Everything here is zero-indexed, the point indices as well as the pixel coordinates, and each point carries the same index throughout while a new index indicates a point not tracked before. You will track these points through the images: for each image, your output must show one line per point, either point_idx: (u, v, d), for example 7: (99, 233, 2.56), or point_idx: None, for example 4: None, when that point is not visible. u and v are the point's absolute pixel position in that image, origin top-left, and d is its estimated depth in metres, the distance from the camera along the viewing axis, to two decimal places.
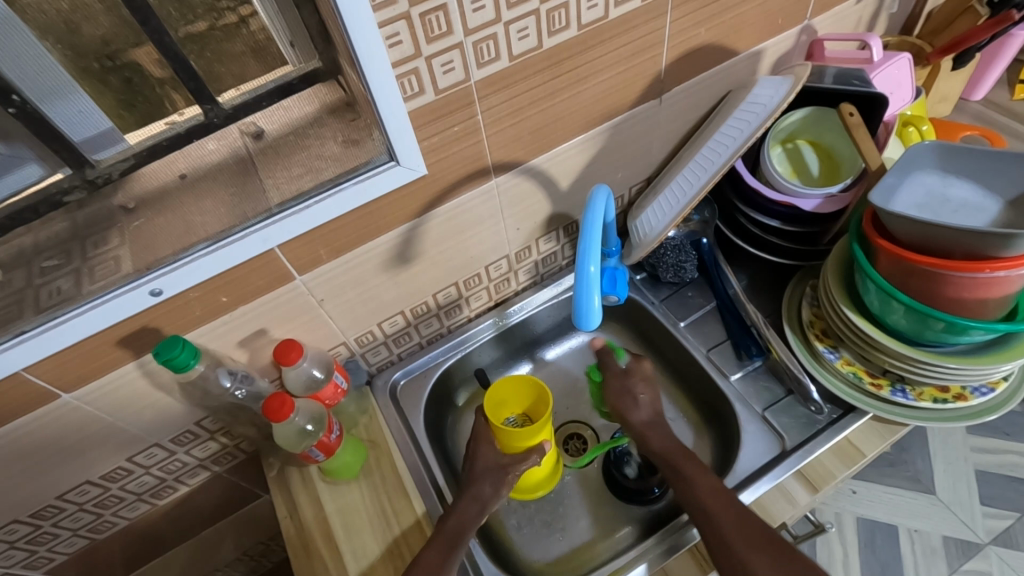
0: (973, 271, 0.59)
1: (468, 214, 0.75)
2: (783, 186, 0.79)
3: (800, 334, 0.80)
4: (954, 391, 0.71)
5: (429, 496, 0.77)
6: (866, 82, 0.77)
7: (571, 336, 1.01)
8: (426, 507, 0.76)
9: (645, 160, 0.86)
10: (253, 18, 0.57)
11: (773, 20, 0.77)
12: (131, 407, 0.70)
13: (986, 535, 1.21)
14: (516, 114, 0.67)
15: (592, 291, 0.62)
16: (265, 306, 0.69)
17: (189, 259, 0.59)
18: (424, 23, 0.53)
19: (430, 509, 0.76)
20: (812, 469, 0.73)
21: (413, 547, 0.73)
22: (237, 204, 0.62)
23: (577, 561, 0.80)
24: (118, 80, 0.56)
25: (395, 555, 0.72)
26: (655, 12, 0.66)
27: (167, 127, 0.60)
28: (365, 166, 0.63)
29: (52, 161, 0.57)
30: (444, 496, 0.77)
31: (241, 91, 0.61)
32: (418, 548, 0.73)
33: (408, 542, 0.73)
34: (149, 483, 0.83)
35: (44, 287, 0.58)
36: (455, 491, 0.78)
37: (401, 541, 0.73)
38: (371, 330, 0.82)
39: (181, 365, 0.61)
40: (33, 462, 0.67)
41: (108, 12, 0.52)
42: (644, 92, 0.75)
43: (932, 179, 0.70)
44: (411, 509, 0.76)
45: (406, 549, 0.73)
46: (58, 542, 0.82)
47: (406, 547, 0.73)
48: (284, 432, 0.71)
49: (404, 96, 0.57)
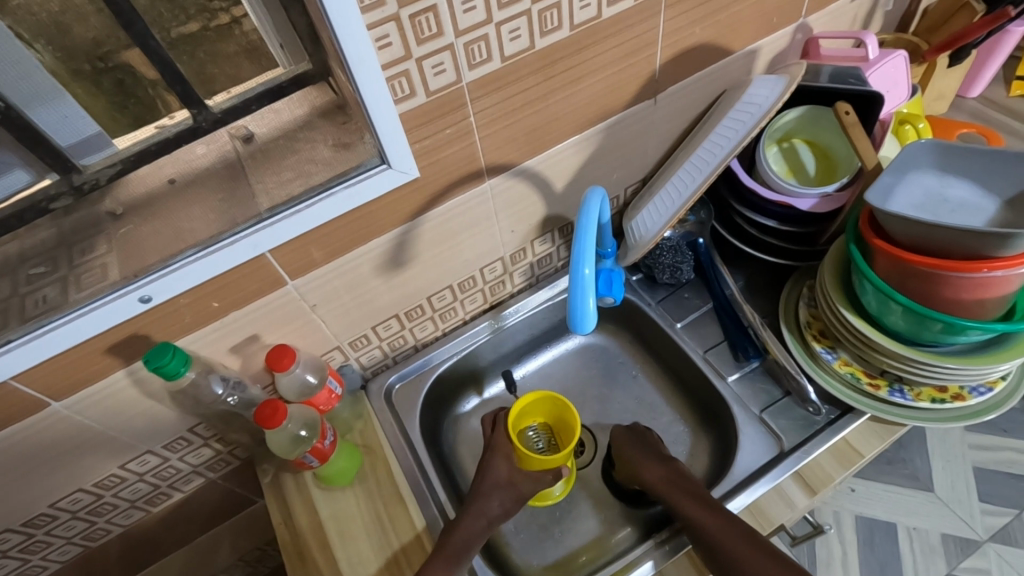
0: (971, 271, 0.58)
1: (460, 218, 0.74)
2: (780, 186, 0.78)
3: (797, 335, 0.80)
4: (952, 391, 0.71)
5: (427, 506, 0.76)
6: (864, 81, 0.76)
7: (567, 339, 1.00)
8: (425, 518, 0.75)
9: (640, 160, 0.85)
10: (245, 18, 0.56)
11: (768, 18, 0.77)
12: (122, 415, 0.69)
13: (985, 533, 1.21)
14: (509, 116, 0.66)
15: (586, 294, 0.62)
16: (256, 311, 0.68)
17: (176, 266, 0.58)
18: (415, 24, 0.52)
19: (429, 520, 0.75)
20: (811, 472, 0.72)
21: (413, 559, 0.72)
22: (226, 210, 0.61)
23: (576, 564, 0.80)
24: (109, 82, 0.55)
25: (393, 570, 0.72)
26: (650, 11, 0.66)
27: (157, 131, 0.60)
28: (355, 170, 0.62)
29: (40, 167, 0.56)
30: (445, 510, 0.77)
31: (231, 94, 0.61)
32: (418, 561, 0.72)
33: (407, 555, 0.72)
34: (143, 490, 0.82)
35: (30, 296, 0.57)
36: (458, 506, 0.77)
37: (400, 553, 0.73)
38: (365, 334, 0.82)
39: (171, 373, 0.60)
40: (22, 471, 0.67)
41: (98, 14, 0.51)
42: (639, 92, 0.74)
43: (930, 178, 0.69)
44: (410, 522, 0.75)
45: (404, 560, 0.72)
46: (52, 550, 0.81)
47: (405, 558, 0.72)
48: (276, 439, 0.71)
49: (396, 98, 0.56)
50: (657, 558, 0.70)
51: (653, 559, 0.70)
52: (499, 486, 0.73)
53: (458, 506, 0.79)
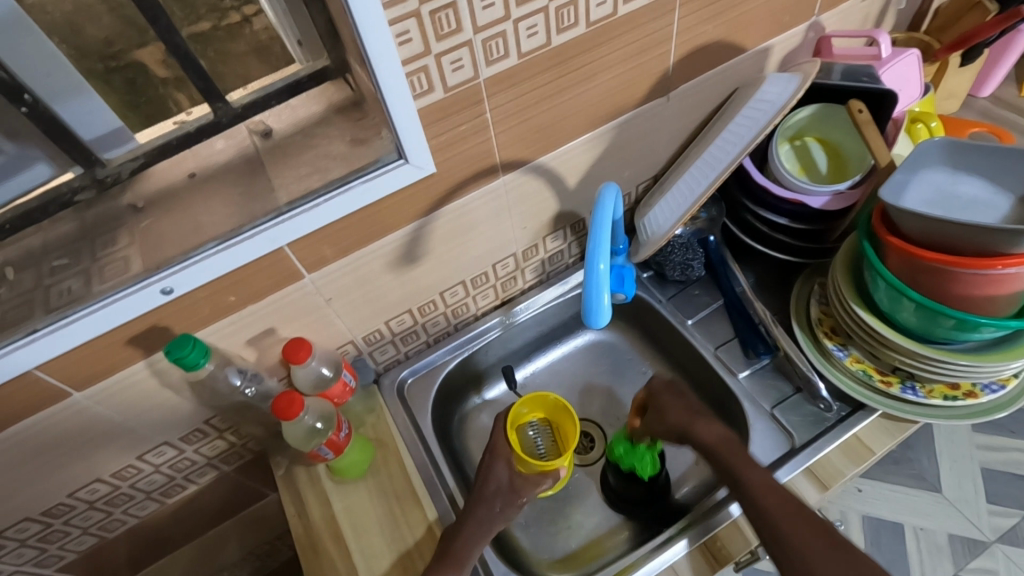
0: (985, 268, 0.59)
1: (473, 214, 0.75)
2: (794, 185, 0.79)
3: (808, 332, 0.80)
4: (964, 389, 0.71)
5: (440, 499, 0.77)
6: (876, 78, 0.77)
7: (578, 335, 1.00)
8: (437, 511, 0.75)
9: (652, 158, 0.86)
10: (257, 16, 0.59)
11: (781, 16, 0.77)
12: (140, 406, 0.70)
13: (992, 534, 1.20)
14: (524, 112, 0.67)
15: (602, 290, 0.63)
16: (273, 305, 0.69)
17: (198, 257, 0.58)
18: (434, 20, 0.53)
19: (441, 513, 0.75)
20: (822, 468, 0.73)
21: (425, 552, 0.72)
22: (246, 203, 0.61)
23: (585, 559, 0.80)
24: (120, 81, 0.57)
25: (407, 567, 0.72)
26: (664, 9, 0.66)
27: (174, 126, 0.62)
28: (373, 165, 0.62)
29: (62, 161, 0.58)
30: (456, 502, 0.77)
31: (249, 90, 0.63)
32: (430, 553, 0.72)
33: (420, 549, 0.73)
34: (158, 482, 0.83)
35: (54, 288, 0.58)
36: (467, 497, 0.78)
37: (412, 548, 0.73)
38: (378, 329, 0.82)
39: (191, 364, 0.61)
40: (43, 461, 0.68)
41: (112, 13, 0.53)
42: (652, 90, 0.75)
43: (943, 176, 0.69)
44: (423, 516, 0.75)
45: (418, 554, 0.72)
46: (68, 540, 0.82)
47: (418, 551, 0.73)
48: (293, 431, 0.72)
49: (414, 94, 0.57)
50: (694, 534, 0.71)
51: (688, 538, 0.70)
52: (505, 491, 0.72)
53: (467, 495, 0.80)
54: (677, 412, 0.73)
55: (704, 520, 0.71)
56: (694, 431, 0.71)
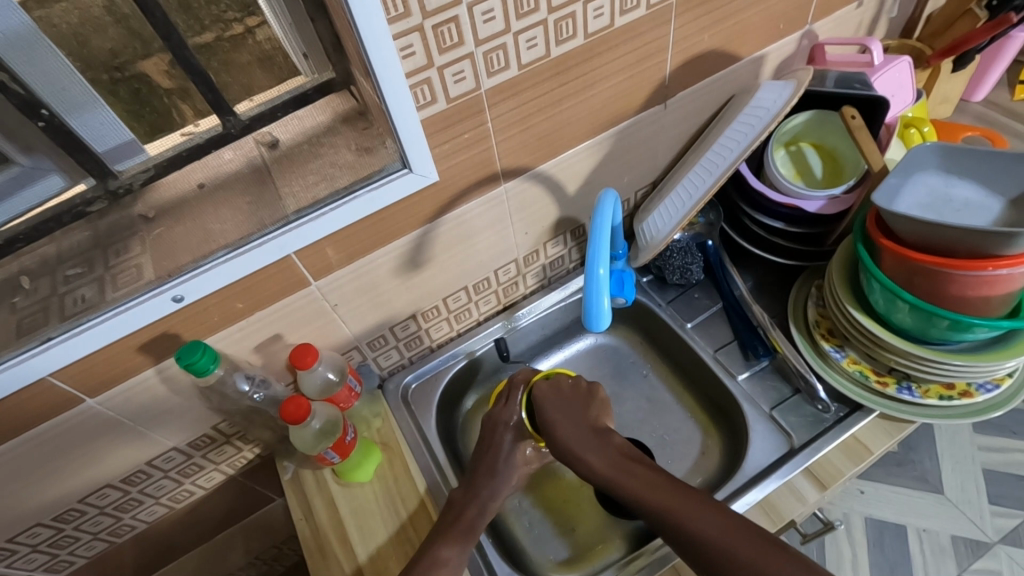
0: (977, 269, 0.60)
1: (473, 222, 0.76)
2: (788, 189, 0.80)
3: (806, 334, 0.81)
4: (959, 388, 0.72)
5: (428, 471, 0.81)
6: (868, 85, 0.79)
7: (579, 339, 1.02)
8: (427, 483, 0.79)
9: (650, 165, 0.87)
10: (260, 27, 0.57)
11: (775, 25, 0.79)
12: (150, 413, 0.72)
13: (995, 535, 1.21)
14: (525, 121, 0.68)
15: (601, 293, 0.65)
16: (280, 312, 0.71)
17: (208, 266, 0.61)
18: (437, 34, 0.55)
19: (431, 484, 0.79)
20: (822, 468, 0.74)
21: (420, 527, 0.76)
22: (254, 212, 0.63)
23: (591, 558, 0.81)
24: (126, 91, 0.56)
25: (404, 541, 0.75)
26: (660, 19, 0.68)
27: (184, 137, 0.61)
28: (378, 174, 0.64)
29: (76, 172, 0.58)
30: (446, 477, 0.81)
31: (255, 102, 0.62)
32: (426, 527, 0.76)
33: (414, 523, 0.76)
34: (167, 487, 0.85)
35: (68, 295, 0.59)
36: (458, 474, 0.81)
37: (406, 523, 0.76)
38: (382, 334, 0.84)
39: (201, 370, 0.62)
40: (54, 467, 0.69)
41: (118, 25, 0.52)
42: (649, 99, 0.77)
43: (934, 179, 0.71)
44: (413, 488, 0.79)
45: (412, 530, 0.76)
46: (78, 546, 0.83)
47: (414, 528, 0.76)
48: (300, 436, 0.73)
49: (417, 105, 0.59)
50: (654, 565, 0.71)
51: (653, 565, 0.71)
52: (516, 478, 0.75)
53: (458, 473, 0.82)
54: (569, 430, 0.72)
55: (661, 551, 0.72)
56: (583, 457, 0.68)
